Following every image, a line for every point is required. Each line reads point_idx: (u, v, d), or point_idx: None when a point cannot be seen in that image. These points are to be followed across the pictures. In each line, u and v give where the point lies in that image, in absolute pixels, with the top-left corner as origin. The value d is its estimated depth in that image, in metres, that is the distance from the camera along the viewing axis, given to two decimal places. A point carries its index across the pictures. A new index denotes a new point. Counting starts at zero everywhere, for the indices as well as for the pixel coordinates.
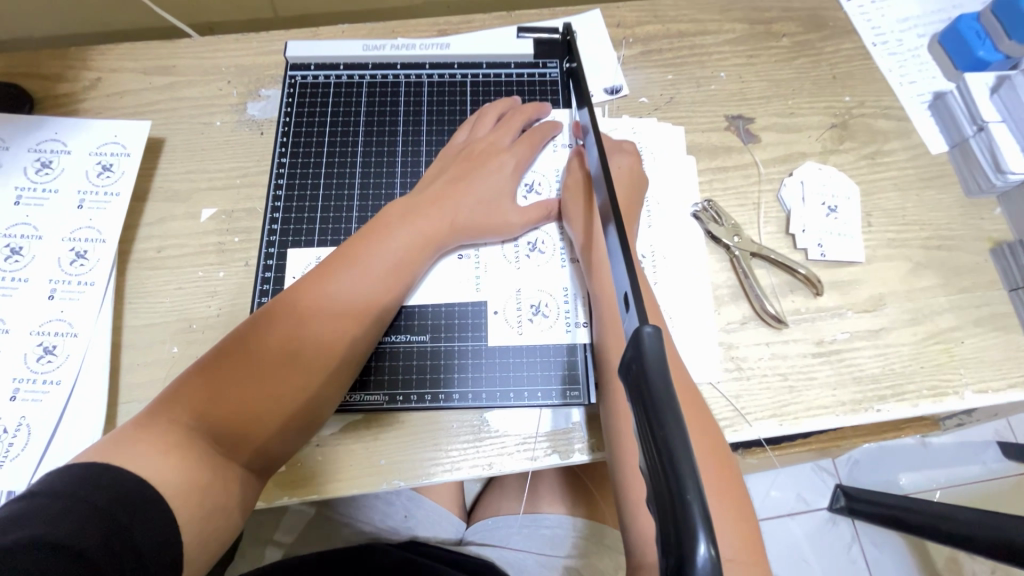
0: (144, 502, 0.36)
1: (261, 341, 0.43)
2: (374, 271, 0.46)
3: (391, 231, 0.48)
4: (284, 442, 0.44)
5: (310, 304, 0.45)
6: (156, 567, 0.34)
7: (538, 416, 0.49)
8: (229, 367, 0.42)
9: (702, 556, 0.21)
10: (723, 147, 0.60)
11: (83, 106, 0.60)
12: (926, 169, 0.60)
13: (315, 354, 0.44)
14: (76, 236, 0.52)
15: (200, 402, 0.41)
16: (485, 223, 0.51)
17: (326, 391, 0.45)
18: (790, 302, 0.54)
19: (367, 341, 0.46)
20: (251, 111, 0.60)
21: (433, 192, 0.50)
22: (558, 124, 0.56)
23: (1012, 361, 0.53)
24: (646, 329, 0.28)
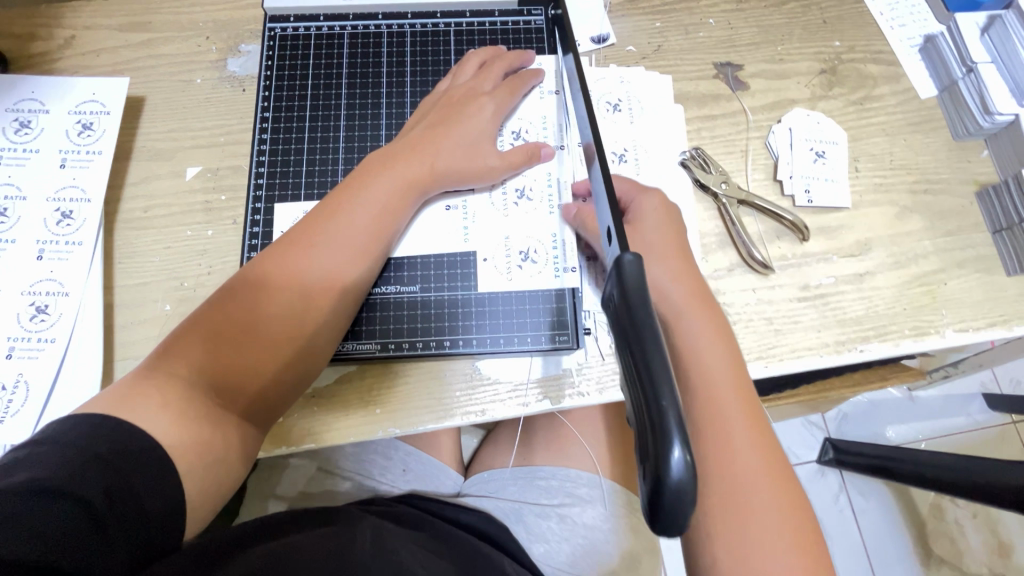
0: (146, 454, 0.37)
1: (247, 293, 0.44)
2: (357, 222, 0.46)
3: (372, 181, 0.47)
4: (279, 390, 0.44)
5: (294, 256, 0.45)
6: (158, 517, 0.36)
7: (530, 362, 0.50)
8: (217, 319, 0.43)
9: (678, 460, 0.22)
10: (711, 95, 0.60)
11: (59, 65, 0.58)
12: (914, 114, 0.60)
13: (302, 304, 0.44)
14: (60, 196, 0.52)
15: (192, 354, 0.42)
16: (468, 172, 0.50)
17: (315, 340, 0.45)
18: (777, 248, 0.55)
19: (354, 291, 0.47)
20: (231, 68, 0.59)
21: (413, 140, 0.49)
22: (540, 73, 0.55)
23: (993, 302, 0.54)
24: (625, 256, 0.28)
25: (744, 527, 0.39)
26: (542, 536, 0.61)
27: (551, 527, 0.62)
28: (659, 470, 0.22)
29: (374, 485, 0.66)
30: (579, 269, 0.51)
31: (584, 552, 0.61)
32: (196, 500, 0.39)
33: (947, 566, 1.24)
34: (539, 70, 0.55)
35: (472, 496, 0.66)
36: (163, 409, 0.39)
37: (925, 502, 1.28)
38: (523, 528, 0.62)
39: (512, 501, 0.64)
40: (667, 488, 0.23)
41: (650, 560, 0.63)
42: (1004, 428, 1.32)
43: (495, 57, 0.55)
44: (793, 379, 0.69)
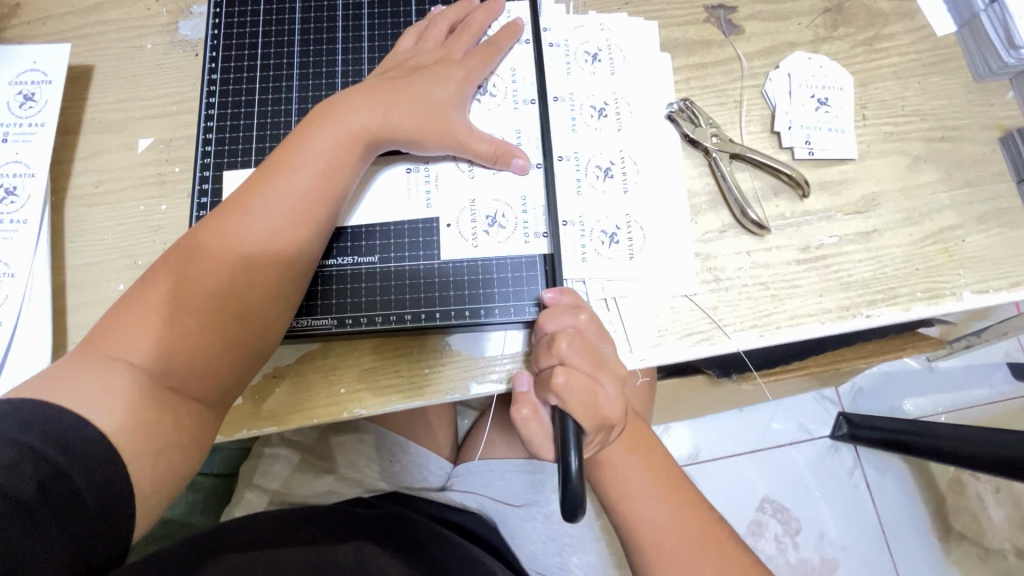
0: (88, 441, 0.35)
1: (186, 260, 0.41)
2: (300, 181, 0.42)
3: (319, 137, 0.44)
4: (225, 366, 0.41)
5: (235, 218, 0.42)
6: (100, 508, 0.34)
7: (504, 336, 0.47)
8: (156, 288, 0.40)
9: None
10: (702, 41, 0.54)
11: (5, 35, 0.55)
12: (930, 53, 0.54)
13: (244, 270, 0.41)
14: (3, 171, 0.49)
15: (131, 324, 0.39)
16: (425, 126, 0.46)
17: (259, 312, 0.42)
18: (774, 206, 0.50)
19: (301, 258, 0.43)
20: (183, 31, 0.55)
21: (364, 91, 0.45)
22: (517, 33, 0.50)
23: (1017, 259, 0.49)
24: None
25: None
26: (528, 538, 0.60)
27: (537, 528, 0.60)
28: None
29: (360, 480, 0.63)
30: (551, 235, 0.47)
31: (573, 552, 0.60)
32: (149, 486, 0.37)
33: (967, 542, 1.20)
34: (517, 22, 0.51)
35: (459, 491, 0.62)
36: (112, 389, 0.37)
37: (944, 477, 1.23)
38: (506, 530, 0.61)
39: (498, 501, 0.61)
40: None
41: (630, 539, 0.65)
42: None
43: (468, 14, 0.51)
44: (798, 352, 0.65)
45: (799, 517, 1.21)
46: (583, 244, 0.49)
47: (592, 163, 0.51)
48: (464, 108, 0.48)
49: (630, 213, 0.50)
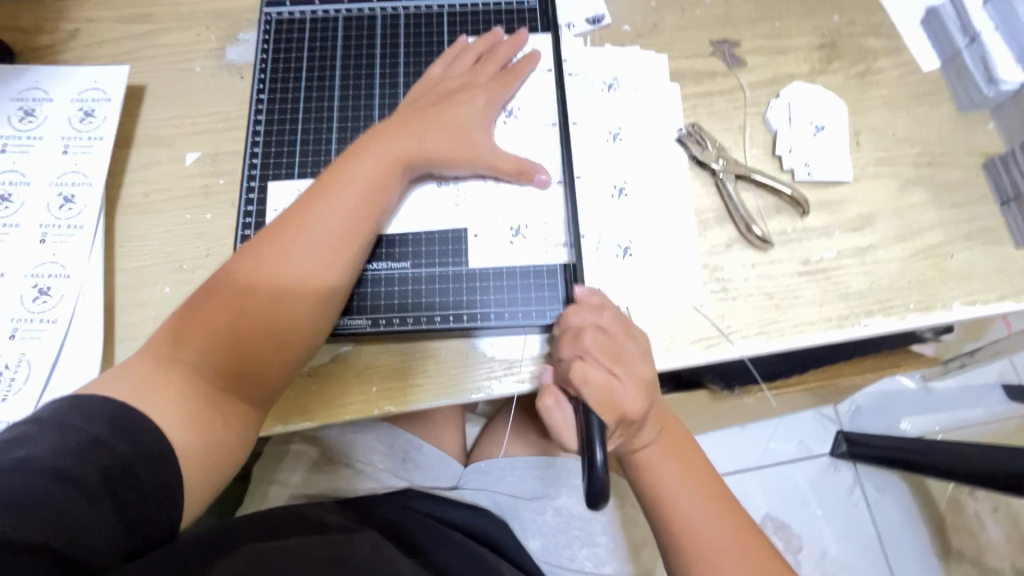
0: (143, 433, 0.38)
1: (238, 273, 0.43)
2: (346, 197, 0.45)
3: (364, 160, 0.47)
4: (272, 370, 0.43)
5: (285, 232, 0.44)
6: (148, 494, 0.36)
7: (524, 339, 0.51)
8: (212, 298, 0.43)
9: None
10: (708, 72, 0.59)
11: (64, 57, 0.60)
12: (917, 86, 0.59)
13: (291, 279, 0.43)
14: (62, 180, 0.52)
15: (189, 334, 0.42)
16: (457, 146, 0.50)
17: (306, 319, 0.44)
18: (776, 223, 0.54)
19: (346, 267, 0.45)
20: (229, 56, 0.60)
21: (403, 119, 0.50)
22: (534, 60, 0.55)
23: (1002, 274, 0.53)
24: None
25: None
26: (540, 531, 0.61)
27: (547, 521, 0.61)
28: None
29: (376, 476, 0.63)
30: (570, 245, 0.51)
31: (582, 544, 0.61)
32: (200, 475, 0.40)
33: (967, 562, 1.21)
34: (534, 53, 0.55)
35: (470, 489, 0.63)
36: (170, 391, 0.40)
37: (942, 494, 1.24)
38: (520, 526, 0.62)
39: (510, 496, 0.62)
40: None
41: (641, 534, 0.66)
42: None
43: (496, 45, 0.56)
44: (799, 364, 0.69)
45: (800, 535, 1.22)
46: (599, 254, 0.53)
47: (608, 181, 0.55)
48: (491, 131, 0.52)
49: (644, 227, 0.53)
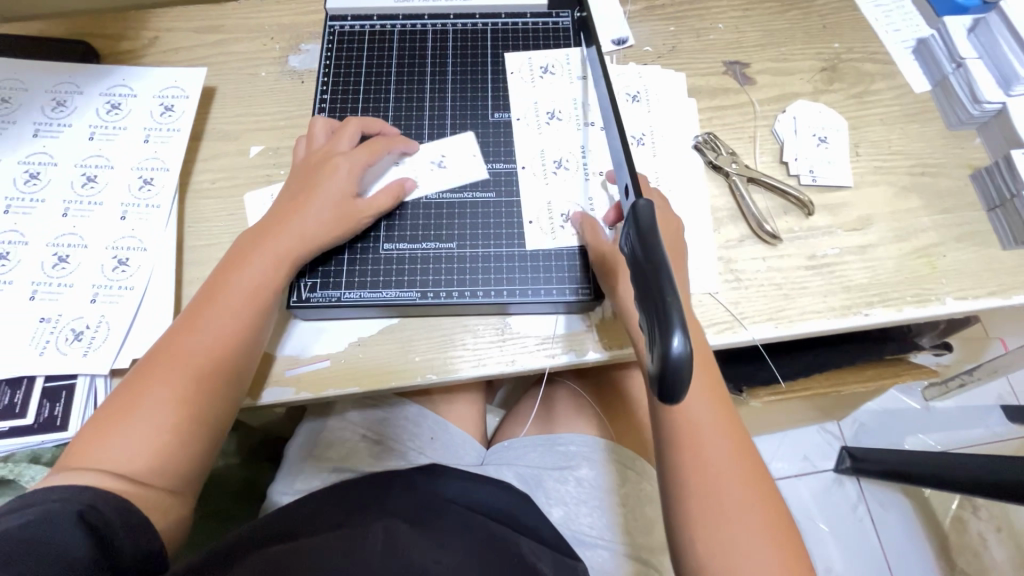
0: (118, 502, 0.41)
1: (140, 376, 0.46)
2: (237, 295, 0.49)
3: (250, 253, 0.50)
4: (199, 445, 0.46)
5: (180, 333, 0.47)
6: (132, 552, 0.41)
7: (555, 319, 0.56)
8: (120, 403, 0.45)
9: (677, 344, 0.29)
10: (721, 89, 0.66)
11: (144, 60, 0.66)
12: (911, 106, 0.65)
13: (196, 366, 0.46)
14: (143, 166, 0.59)
15: (102, 442, 0.43)
16: (346, 221, 0.53)
17: (221, 396, 0.47)
18: (784, 222, 0.59)
19: (249, 345, 0.49)
20: (292, 63, 0.67)
21: (278, 212, 0.52)
22: (410, 141, 0.58)
23: (991, 273, 0.58)
24: (641, 202, 0.35)
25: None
26: (563, 499, 0.64)
27: (569, 491, 0.64)
28: (661, 351, 0.29)
29: (404, 453, 0.67)
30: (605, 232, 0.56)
31: (601, 514, 0.63)
32: (169, 532, 0.44)
33: None
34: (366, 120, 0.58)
35: (495, 465, 0.68)
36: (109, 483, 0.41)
37: (945, 512, 1.26)
38: (544, 495, 0.64)
39: (533, 468, 0.67)
40: (668, 366, 0.29)
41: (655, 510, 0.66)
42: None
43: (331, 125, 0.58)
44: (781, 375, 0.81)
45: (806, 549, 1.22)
46: None
47: None
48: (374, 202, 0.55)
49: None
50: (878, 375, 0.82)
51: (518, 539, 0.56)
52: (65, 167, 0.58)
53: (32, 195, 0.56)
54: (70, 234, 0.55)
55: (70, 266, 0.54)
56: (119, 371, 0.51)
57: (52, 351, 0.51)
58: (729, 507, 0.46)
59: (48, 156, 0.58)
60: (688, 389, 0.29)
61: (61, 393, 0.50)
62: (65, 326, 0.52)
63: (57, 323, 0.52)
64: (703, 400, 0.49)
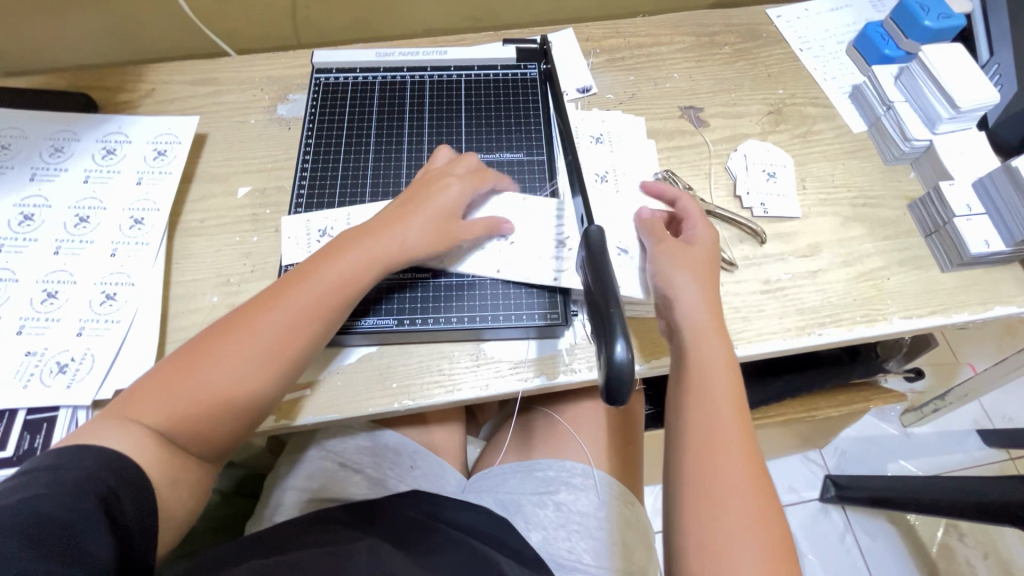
0: (133, 485, 0.41)
1: (211, 346, 0.47)
2: (322, 291, 0.50)
3: (343, 252, 0.52)
4: (231, 430, 0.47)
5: (261, 314, 0.49)
6: (137, 527, 0.40)
7: (527, 344, 0.58)
8: (184, 368, 0.46)
9: (621, 351, 0.34)
10: (678, 131, 0.71)
11: (139, 110, 0.71)
12: (850, 144, 0.71)
13: (263, 355, 0.48)
14: (134, 206, 0.62)
15: (156, 403, 0.45)
16: (434, 239, 0.55)
17: (270, 393, 0.48)
18: (740, 250, 0.64)
19: (312, 347, 0.50)
20: (280, 111, 0.71)
21: (386, 218, 0.55)
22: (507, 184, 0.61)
23: (932, 294, 0.62)
24: (593, 228, 0.41)
25: (719, 550, 0.41)
26: (540, 524, 0.64)
27: (548, 515, 0.65)
28: (607, 357, 0.33)
29: (385, 481, 0.68)
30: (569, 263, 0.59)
31: (582, 538, 0.63)
32: (173, 513, 0.44)
33: None
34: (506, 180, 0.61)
35: (474, 494, 0.69)
36: (141, 443, 0.43)
37: (932, 540, 1.26)
38: (522, 519, 0.65)
39: (511, 494, 0.68)
40: (612, 370, 0.33)
41: (636, 534, 0.65)
42: (1004, 464, 1.33)
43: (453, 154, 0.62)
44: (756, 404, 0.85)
45: None
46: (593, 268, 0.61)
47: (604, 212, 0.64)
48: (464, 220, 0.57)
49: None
50: (837, 403, 0.87)
51: (502, 560, 0.58)
52: (59, 209, 0.61)
53: (26, 235, 0.59)
54: (60, 271, 0.58)
55: (58, 301, 0.56)
56: (101, 402, 0.52)
57: (36, 384, 0.52)
58: (724, 458, 0.45)
59: (43, 199, 0.61)
60: (631, 390, 0.34)
61: (41, 425, 0.51)
62: (50, 359, 0.53)
63: (43, 356, 0.53)
64: (718, 355, 0.49)
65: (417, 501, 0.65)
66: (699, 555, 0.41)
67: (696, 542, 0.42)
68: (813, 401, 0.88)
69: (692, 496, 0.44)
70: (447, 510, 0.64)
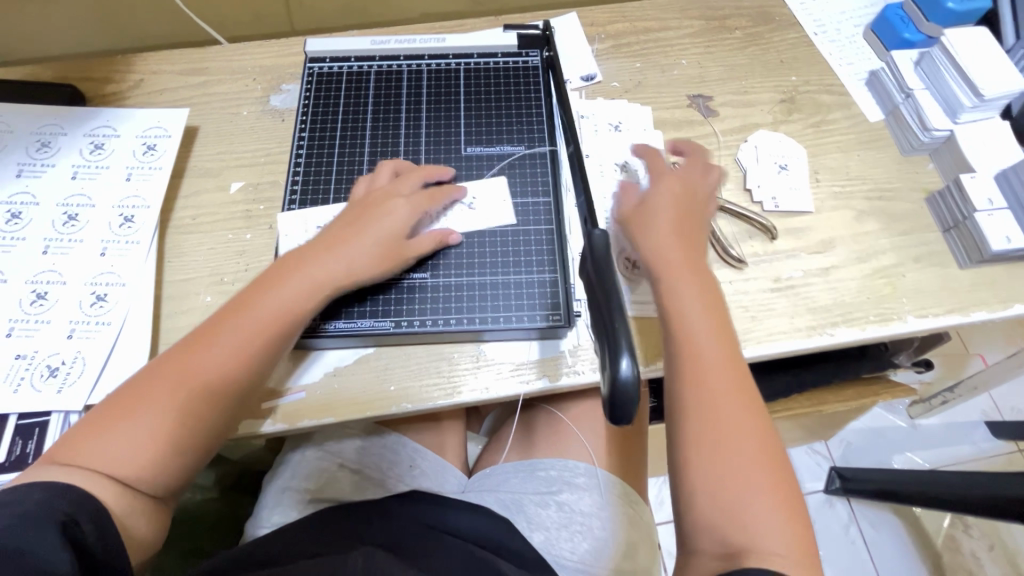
0: (90, 511, 0.40)
1: (149, 381, 0.45)
2: (264, 317, 0.48)
3: (279, 282, 0.50)
4: (180, 466, 0.45)
5: (195, 349, 0.47)
6: (100, 549, 0.40)
7: (529, 345, 0.57)
8: (120, 409, 0.44)
9: (625, 368, 0.32)
10: (686, 120, 0.69)
11: (129, 101, 0.69)
12: (865, 134, 0.68)
13: (205, 389, 0.46)
14: (124, 203, 0.60)
15: (95, 442, 0.43)
16: (384, 261, 0.53)
17: (220, 423, 0.47)
18: (749, 246, 0.61)
19: (257, 371, 0.48)
20: (273, 102, 0.69)
21: (325, 241, 0.53)
22: (461, 188, 0.60)
23: (949, 291, 0.60)
24: (597, 233, 0.39)
25: (730, 491, 0.42)
26: (543, 524, 0.63)
27: (550, 515, 0.64)
28: (611, 374, 0.32)
29: (385, 481, 0.68)
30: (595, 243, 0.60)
31: (584, 538, 0.62)
32: (139, 538, 0.43)
33: None
34: (461, 188, 0.60)
35: (475, 492, 0.68)
36: (88, 484, 0.41)
37: (937, 531, 1.25)
38: (524, 518, 0.64)
39: (513, 493, 0.67)
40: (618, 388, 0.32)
41: (640, 533, 0.65)
42: (1012, 456, 1.31)
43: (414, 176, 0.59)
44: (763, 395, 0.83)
45: None
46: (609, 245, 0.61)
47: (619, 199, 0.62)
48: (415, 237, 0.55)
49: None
50: (844, 398, 0.85)
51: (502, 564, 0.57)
52: (47, 206, 0.59)
53: (13, 234, 0.57)
54: (49, 271, 0.56)
55: (48, 302, 0.55)
56: (93, 407, 0.51)
57: (26, 388, 0.51)
58: (723, 403, 0.44)
59: (30, 196, 0.59)
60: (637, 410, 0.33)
61: (33, 430, 0.50)
62: (40, 363, 0.52)
63: (33, 359, 0.52)
64: (690, 289, 0.48)
65: (416, 505, 0.65)
66: (714, 506, 0.41)
67: (706, 491, 0.42)
68: (820, 396, 0.86)
69: (695, 446, 0.43)
70: (447, 514, 0.64)
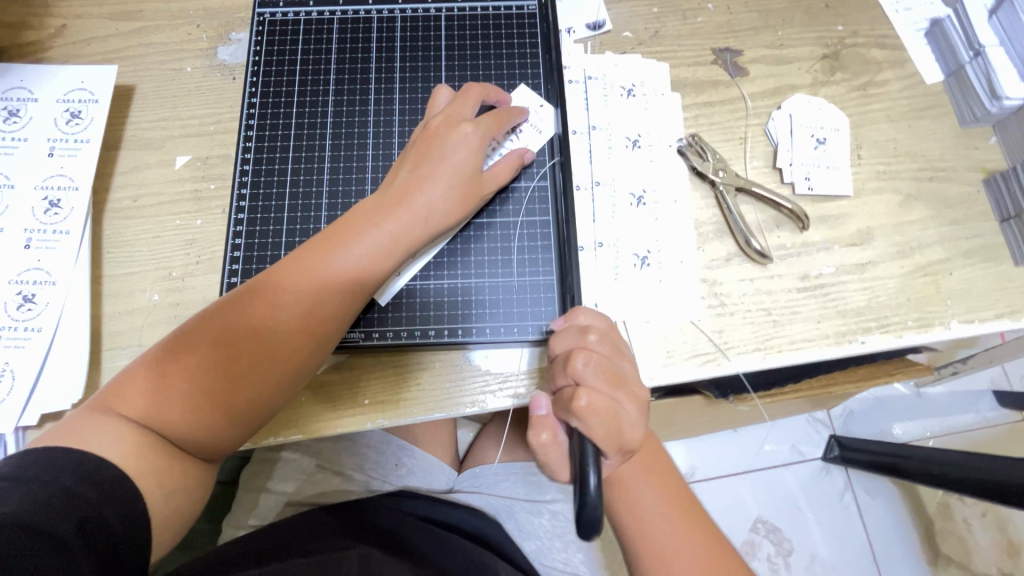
0: (115, 496, 0.36)
1: (214, 334, 0.41)
2: (344, 272, 0.44)
3: (357, 231, 0.44)
4: (242, 428, 0.42)
5: (270, 305, 0.42)
6: (124, 532, 0.36)
7: (518, 355, 0.50)
8: (191, 364, 0.40)
9: (593, 483, 0.34)
10: (710, 81, 0.58)
11: (49, 55, 0.57)
12: (920, 99, 0.58)
13: (277, 348, 0.42)
14: (48, 184, 0.52)
15: (150, 398, 0.39)
16: (463, 205, 0.47)
17: (287, 383, 0.43)
18: (775, 237, 0.53)
19: (331, 330, 0.44)
20: (221, 56, 0.58)
21: (398, 184, 0.46)
22: (525, 110, 0.52)
23: (1000, 292, 0.52)
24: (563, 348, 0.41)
25: None
26: (535, 532, 0.62)
27: (543, 523, 0.62)
28: (579, 490, 0.34)
29: (367, 481, 0.64)
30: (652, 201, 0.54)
31: (578, 549, 0.62)
32: (164, 524, 0.39)
33: (954, 566, 1.18)
34: (523, 110, 0.52)
35: (465, 492, 0.65)
36: (131, 457, 0.37)
37: (932, 499, 1.22)
38: (515, 525, 0.62)
39: (506, 497, 0.63)
40: (586, 504, 0.33)
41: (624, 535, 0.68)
42: (1015, 426, 1.29)
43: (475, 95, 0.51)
44: (795, 377, 0.66)
45: (791, 538, 1.18)
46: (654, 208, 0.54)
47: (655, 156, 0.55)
48: (488, 178, 0.49)
49: (660, 239, 0.53)
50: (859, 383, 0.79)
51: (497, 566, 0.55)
52: None
53: None
54: None
55: None
56: (28, 427, 0.46)
57: None
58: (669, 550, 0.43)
59: None
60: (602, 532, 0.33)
61: None
62: None
63: None
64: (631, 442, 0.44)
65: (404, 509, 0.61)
66: None
67: None
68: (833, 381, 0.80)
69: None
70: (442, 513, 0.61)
